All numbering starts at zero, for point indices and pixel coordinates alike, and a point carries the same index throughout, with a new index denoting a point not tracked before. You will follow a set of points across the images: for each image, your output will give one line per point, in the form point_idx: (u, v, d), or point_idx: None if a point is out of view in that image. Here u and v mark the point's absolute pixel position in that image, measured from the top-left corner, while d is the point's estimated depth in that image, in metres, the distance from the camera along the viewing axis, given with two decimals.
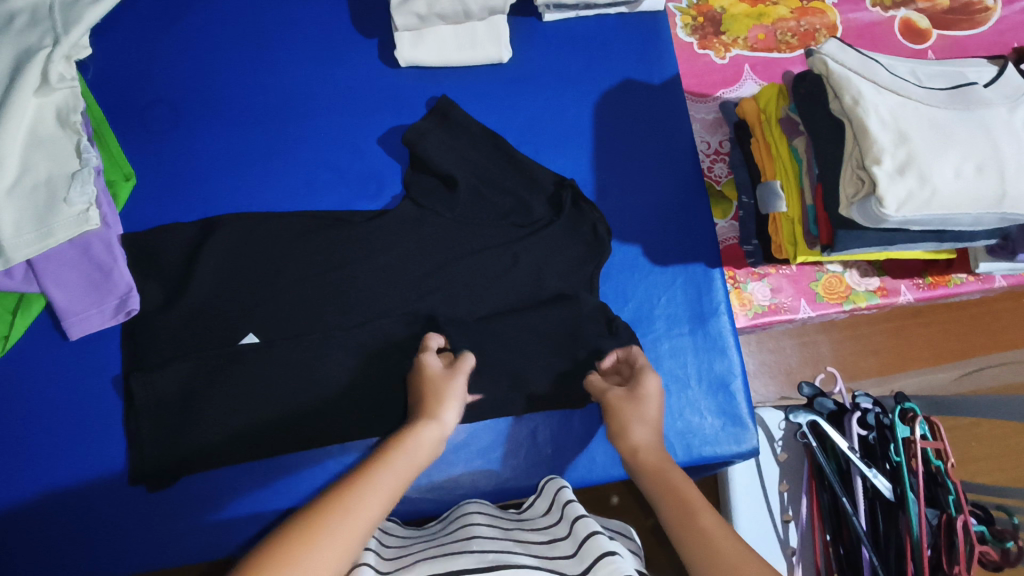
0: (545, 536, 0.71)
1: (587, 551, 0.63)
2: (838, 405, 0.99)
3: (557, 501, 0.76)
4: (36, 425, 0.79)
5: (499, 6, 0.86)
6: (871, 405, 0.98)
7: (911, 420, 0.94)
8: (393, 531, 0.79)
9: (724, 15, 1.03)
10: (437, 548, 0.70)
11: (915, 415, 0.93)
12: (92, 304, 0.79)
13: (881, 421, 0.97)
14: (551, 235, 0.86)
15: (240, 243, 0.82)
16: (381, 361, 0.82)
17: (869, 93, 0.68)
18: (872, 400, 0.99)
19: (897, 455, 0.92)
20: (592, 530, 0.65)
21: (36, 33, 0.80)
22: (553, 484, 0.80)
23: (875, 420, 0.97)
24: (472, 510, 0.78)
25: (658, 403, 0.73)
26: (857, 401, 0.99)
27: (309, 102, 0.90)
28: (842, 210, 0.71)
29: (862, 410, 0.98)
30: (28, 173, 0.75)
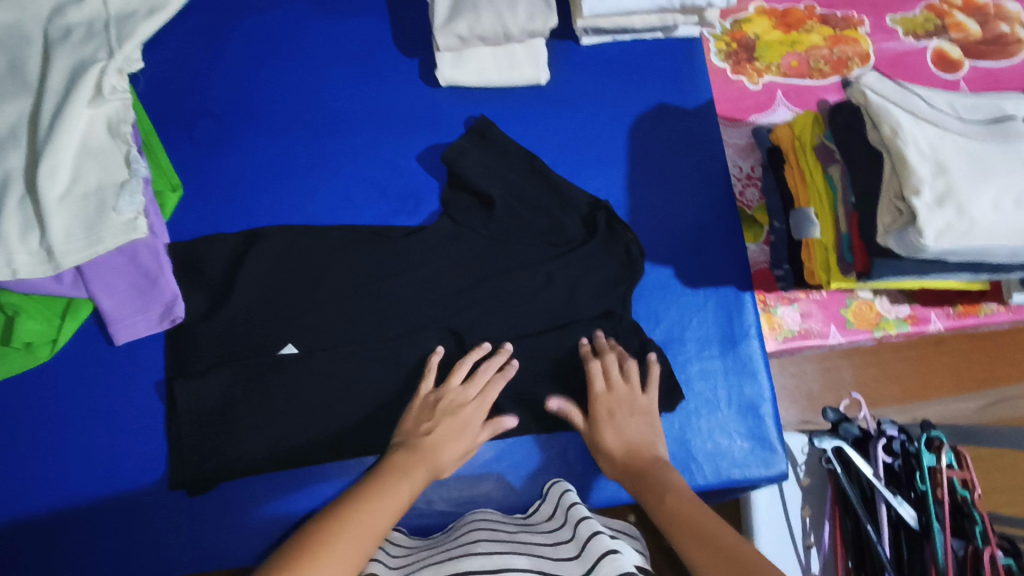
0: (549, 538, 0.72)
1: (589, 552, 0.65)
2: (863, 431, 0.98)
3: (562, 505, 0.77)
4: (78, 427, 0.81)
5: (539, 29, 0.88)
6: (896, 431, 0.98)
7: (938, 449, 0.94)
8: (401, 540, 0.80)
9: (758, 42, 1.05)
10: (442, 553, 0.72)
11: (941, 445, 0.93)
12: (139, 309, 0.82)
13: (907, 449, 0.97)
14: (581, 257, 0.88)
15: (284, 258, 0.84)
16: (416, 375, 0.84)
17: (907, 125, 0.69)
18: (897, 426, 0.98)
19: (923, 484, 0.91)
20: (593, 530, 0.68)
21: (91, 46, 0.86)
22: (556, 488, 0.81)
23: (901, 447, 0.97)
24: (477, 518, 0.79)
25: (614, 429, 0.78)
26: (882, 426, 0.98)
27: (349, 118, 0.92)
28: (879, 239, 0.71)
29: (888, 436, 0.98)
30: (80, 181, 0.80)
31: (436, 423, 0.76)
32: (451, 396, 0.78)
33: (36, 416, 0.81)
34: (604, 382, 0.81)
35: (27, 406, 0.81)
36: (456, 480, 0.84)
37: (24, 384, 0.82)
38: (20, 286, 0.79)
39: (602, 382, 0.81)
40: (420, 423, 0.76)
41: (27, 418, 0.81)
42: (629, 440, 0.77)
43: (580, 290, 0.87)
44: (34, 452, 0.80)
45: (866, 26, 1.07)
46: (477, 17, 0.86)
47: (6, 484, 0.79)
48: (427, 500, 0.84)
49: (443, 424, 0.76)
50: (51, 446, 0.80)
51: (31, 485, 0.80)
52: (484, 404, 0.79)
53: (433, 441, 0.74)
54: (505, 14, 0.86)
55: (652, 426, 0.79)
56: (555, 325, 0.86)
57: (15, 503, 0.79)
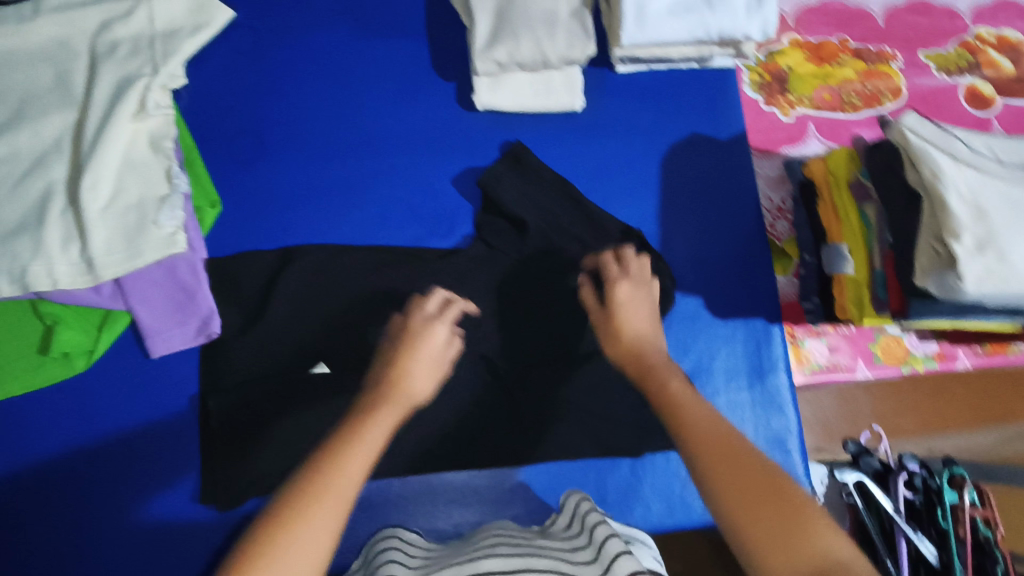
0: (567, 543, 0.71)
1: (603, 553, 0.66)
2: (884, 466, 0.96)
3: (579, 513, 0.76)
4: (116, 441, 0.83)
5: (577, 57, 0.89)
6: (918, 466, 0.96)
7: (959, 486, 0.93)
8: (417, 542, 0.79)
9: (791, 74, 1.05)
10: (461, 557, 0.72)
11: (963, 482, 0.93)
12: (175, 324, 0.83)
13: (928, 485, 0.95)
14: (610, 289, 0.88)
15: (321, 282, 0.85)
16: (445, 400, 0.84)
17: (948, 169, 0.69)
18: (918, 461, 0.97)
19: (944, 521, 0.92)
20: (609, 532, 0.68)
21: (136, 62, 0.87)
22: (572, 498, 0.79)
23: (921, 483, 0.95)
24: (493, 528, 0.79)
25: (627, 308, 0.77)
26: (903, 460, 0.96)
27: (386, 140, 0.93)
28: (916, 280, 0.72)
29: (909, 472, 0.96)
30: (122, 195, 0.81)
31: (399, 355, 0.71)
32: (410, 323, 0.75)
33: (76, 428, 0.83)
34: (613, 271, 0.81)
35: (66, 418, 0.83)
36: (485, 505, 0.85)
37: (63, 398, 0.84)
38: (60, 297, 0.81)
39: (615, 268, 0.81)
40: (384, 363, 0.72)
41: (65, 431, 0.83)
42: (634, 323, 0.76)
43: None
44: (72, 464, 0.82)
45: (899, 61, 1.08)
46: (516, 44, 0.87)
47: (45, 495, 0.81)
48: (456, 525, 0.84)
49: (409, 351, 0.71)
50: (89, 458, 0.82)
51: (69, 496, 0.81)
52: (446, 318, 0.76)
53: (397, 372, 0.69)
54: (544, 41, 0.88)
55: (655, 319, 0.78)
56: (583, 354, 0.86)
57: (51, 514, 0.81)
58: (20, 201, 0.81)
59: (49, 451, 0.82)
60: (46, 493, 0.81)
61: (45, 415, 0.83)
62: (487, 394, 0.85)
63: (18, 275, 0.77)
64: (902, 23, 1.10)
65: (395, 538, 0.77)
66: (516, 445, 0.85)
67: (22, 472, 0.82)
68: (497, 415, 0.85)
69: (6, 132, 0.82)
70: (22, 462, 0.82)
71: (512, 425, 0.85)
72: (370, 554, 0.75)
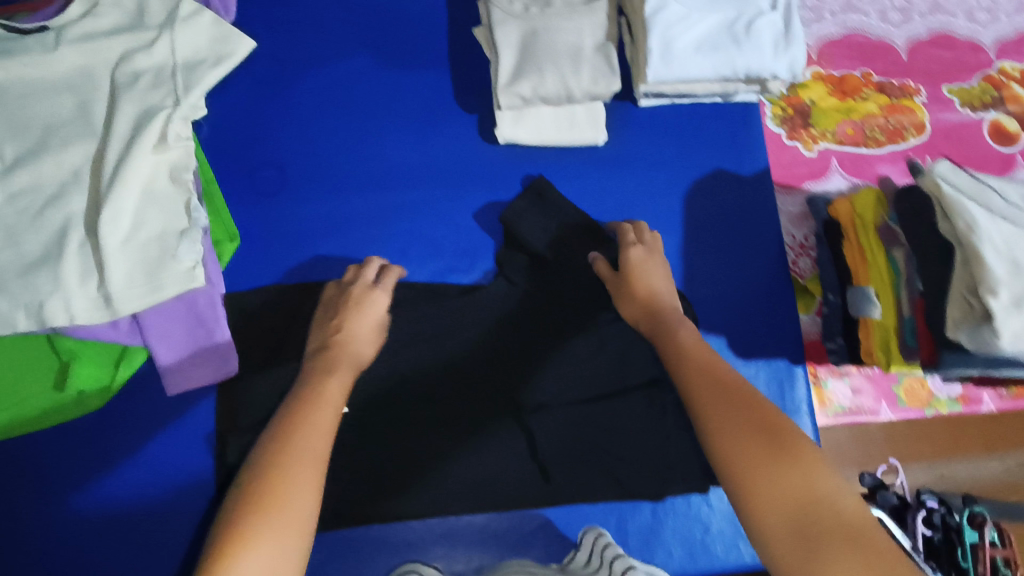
0: None
1: None
2: (902, 501, 0.89)
3: (598, 550, 0.79)
4: (139, 479, 0.84)
5: (602, 93, 0.88)
6: (936, 503, 0.90)
7: (980, 526, 0.87)
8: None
9: (813, 109, 1.04)
10: None
11: (984, 521, 0.87)
12: (193, 361, 0.83)
13: (946, 523, 0.89)
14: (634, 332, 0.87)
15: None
16: (465, 439, 0.83)
17: (984, 221, 0.68)
18: (936, 497, 0.91)
19: (965, 561, 0.86)
20: None
21: (158, 94, 0.86)
22: (592, 535, 0.82)
23: (941, 520, 0.89)
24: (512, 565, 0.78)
25: (642, 272, 0.83)
26: (923, 497, 0.90)
27: (407, 173, 0.92)
28: (948, 332, 0.71)
29: (928, 508, 0.89)
30: (142, 228, 0.80)
31: (341, 316, 0.80)
32: (350, 290, 0.82)
33: (100, 465, 0.84)
34: (635, 237, 0.87)
35: (90, 456, 0.84)
36: (508, 549, 0.84)
37: (88, 435, 0.85)
38: (76, 331, 0.79)
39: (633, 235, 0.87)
40: (327, 325, 0.80)
41: (90, 468, 0.84)
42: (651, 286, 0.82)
43: (633, 358, 0.87)
44: (96, 501, 0.83)
45: (923, 95, 1.07)
46: (540, 79, 0.86)
47: (70, 530, 0.82)
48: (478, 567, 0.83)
49: (352, 314, 0.80)
50: (114, 495, 0.83)
51: (92, 535, 0.82)
52: (387, 288, 0.83)
53: (343, 335, 0.78)
54: (569, 76, 0.87)
55: (667, 280, 0.84)
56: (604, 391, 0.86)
57: (75, 551, 0.82)
58: (39, 233, 0.80)
59: (74, 488, 0.83)
60: (69, 532, 0.82)
61: (71, 452, 0.84)
62: (508, 435, 0.84)
63: (36, 310, 0.76)
64: (925, 57, 1.09)
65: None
66: (536, 486, 0.84)
67: (48, 507, 0.83)
68: (519, 456, 0.84)
69: (26, 164, 0.81)
70: (47, 500, 0.83)
71: (531, 466, 0.84)
72: None
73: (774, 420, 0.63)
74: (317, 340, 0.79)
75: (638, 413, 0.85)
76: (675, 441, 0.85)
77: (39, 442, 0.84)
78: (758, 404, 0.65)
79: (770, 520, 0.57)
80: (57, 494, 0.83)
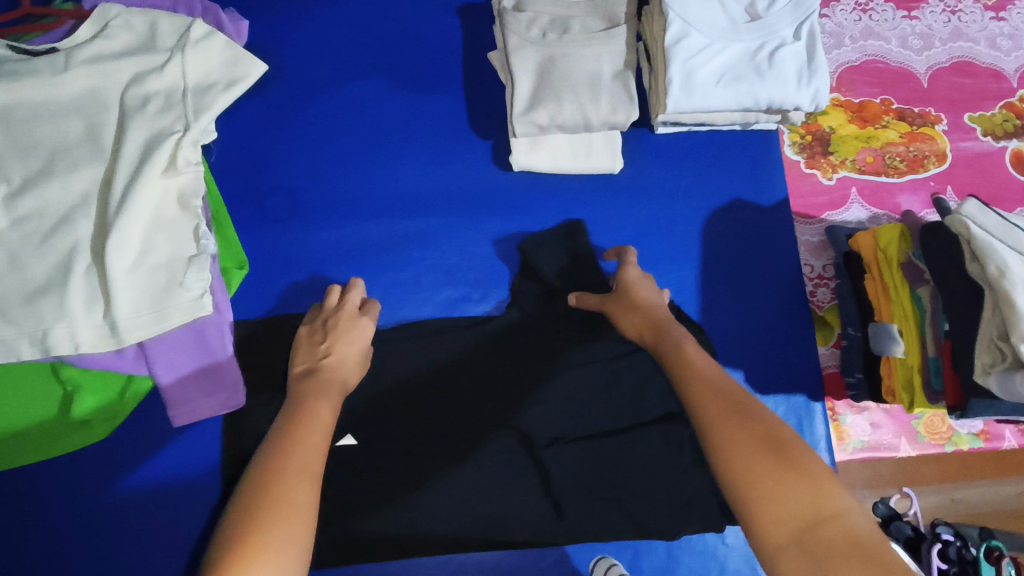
0: None
1: None
2: (915, 533, 0.87)
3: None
4: (144, 514, 0.83)
5: (620, 122, 0.87)
6: (952, 536, 0.87)
7: (998, 560, 0.84)
8: None
9: (833, 136, 1.02)
10: None
11: (1002, 555, 0.84)
12: (200, 391, 0.81)
13: (963, 557, 0.86)
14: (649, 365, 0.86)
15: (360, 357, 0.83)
16: (475, 473, 0.81)
17: (1015, 266, 0.67)
18: (953, 531, 0.88)
19: None
20: None
21: (168, 118, 0.84)
22: (604, 564, 0.81)
23: (957, 554, 0.86)
24: None
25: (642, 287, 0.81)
26: (938, 530, 0.88)
27: (420, 200, 0.90)
28: (976, 376, 0.69)
29: (943, 540, 0.86)
30: (149, 254, 0.79)
31: (327, 337, 0.78)
32: (337, 312, 0.80)
33: (104, 499, 0.83)
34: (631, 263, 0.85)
35: (96, 487, 0.83)
36: None
37: (94, 465, 0.84)
38: (80, 361, 0.77)
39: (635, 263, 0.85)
40: (315, 346, 0.78)
41: (94, 501, 0.83)
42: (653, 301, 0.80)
43: (648, 390, 0.85)
44: (100, 538, 0.82)
45: (944, 123, 1.05)
46: (558, 107, 0.85)
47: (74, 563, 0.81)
48: None
49: (338, 336, 0.78)
50: (120, 526, 0.82)
51: (98, 567, 0.81)
52: (371, 313, 0.81)
53: (329, 358, 0.76)
54: (587, 105, 0.85)
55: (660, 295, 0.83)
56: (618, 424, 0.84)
57: None
58: (44, 259, 0.78)
59: (76, 522, 0.82)
60: (73, 567, 0.81)
61: (76, 482, 0.83)
62: (519, 468, 0.82)
63: (39, 338, 0.75)
64: (946, 84, 1.07)
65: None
66: (549, 523, 0.82)
67: (53, 538, 0.81)
68: (531, 490, 0.82)
69: (31, 188, 0.80)
70: (50, 534, 0.81)
71: (544, 502, 0.82)
72: None
73: (775, 428, 0.60)
74: (303, 363, 0.76)
75: (652, 447, 0.84)
76: (690, 477, 0.83)
77: (42, 473, 0.83)
78: (755, 413, 0.62)
79: (778, 539, 0.53)
80: (60, 528, 0.82)
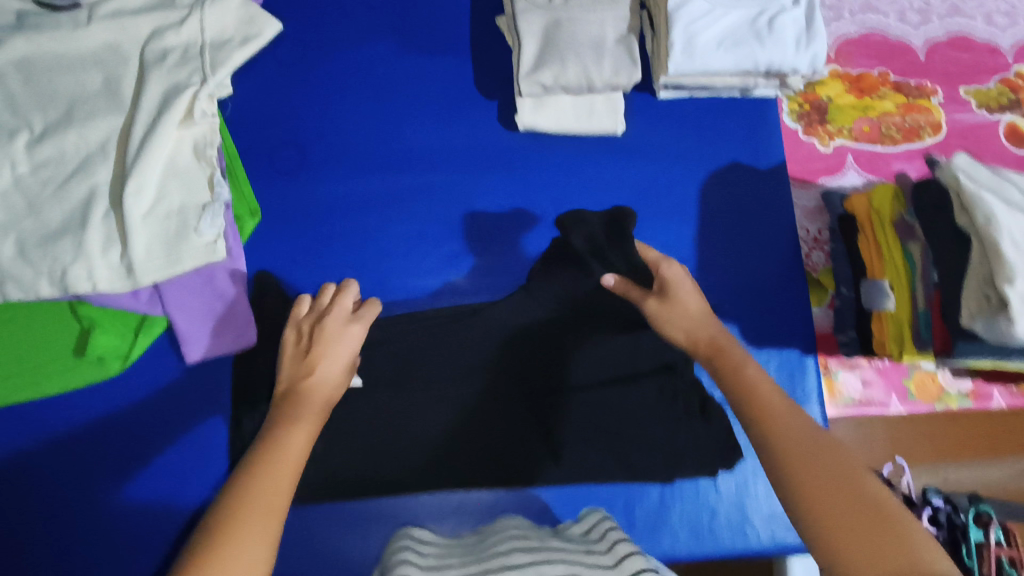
0: (583, 547, 0.70)
1: (626, 566, 0.63)
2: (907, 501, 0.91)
3: (599, 527, 0.75)
4: (143, 448, 0.83)
5: (622, 83, 0.89)
6: (942, 502, 0.91)
7: (986, 525, 0.88)
8: (432, 540, 0.78)
9: (830, 105, 1.05)
10: (476, 556, 0.69)
11: (989, 520, 0.88)
12: (210, 331, 0.84)
13: (952, 521, 0.90)
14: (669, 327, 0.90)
15: (386, 330, 0.87)
16: (474, 419, 0.85)
17: (1003, 215, 0.68)
18: (942, 496, 0.92)
19: (970, 560, 0.87)
20: (632, 550, 0.65)
21: (185, 71, 0.87)
22: (595, 514, 0.79)
23: (946, 518, 0.90)
24: (509, 526, 0.77)
25: (683, 287, 0.78)
26: (928, 496, 0.92)
27: (427, 157, 0.93)
28: (963, 321, 0.71)
29: (933, 507, 0.91)
30: (164, 201, 0.82)
31: (313, 349, 0.76)
32: (325, 317, 0.79)
33: (102, 435, 0.83)
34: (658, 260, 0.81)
35: (95, 423, 0.83)
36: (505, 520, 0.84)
37: (93, 401, 0.84)
38: (97, 300, 0.80)
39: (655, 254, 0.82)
40: (300, 359, 0.76)
41: (93, 435, 0.83)
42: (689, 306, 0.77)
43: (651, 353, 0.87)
44: (100, 473, 0.82)
45: (939, 96, 1.07)
46: (562, 68, 0.87)
47: (75, 493, 0.82)
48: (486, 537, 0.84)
49: (325, 346, 0.76)
50: (120, 460, 0.83)
51: (98, 498, 0.82)
52: (364, 318, 0.80)
53: (313, 373, 0.74)
54: (590, 66, 0.88)
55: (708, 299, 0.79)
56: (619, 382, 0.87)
57: (79, 514, 0.81)
58: (63, 203, 0.81)
59: (78, 459, 0.83)
60: (72, 501, 0.82)
61: (76, 417, 0.83)
62: (518, 416, 0.85)
63: (58, 277, 0.78)
64: (942, 58, 1.09)
65: (409, 539, 0.75)
66: (545, 465, 0.85)
67: (52, 469, 0.82)
68: (529, 436, 0.85)
69: (51, 136, 0.83)
70: (52, 469, 0.82)
71: (542, 447, 0.85)
72: (385, 554, 0.73)
73: (859, 476, 0.57)
74: (288, 379, 0.74)
75: (650, 400, 0.86)
76: (687, 427, 0.86)
77: (43, 408, 0.83)
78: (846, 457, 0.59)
79: None
80: (62, 464, 0.82)
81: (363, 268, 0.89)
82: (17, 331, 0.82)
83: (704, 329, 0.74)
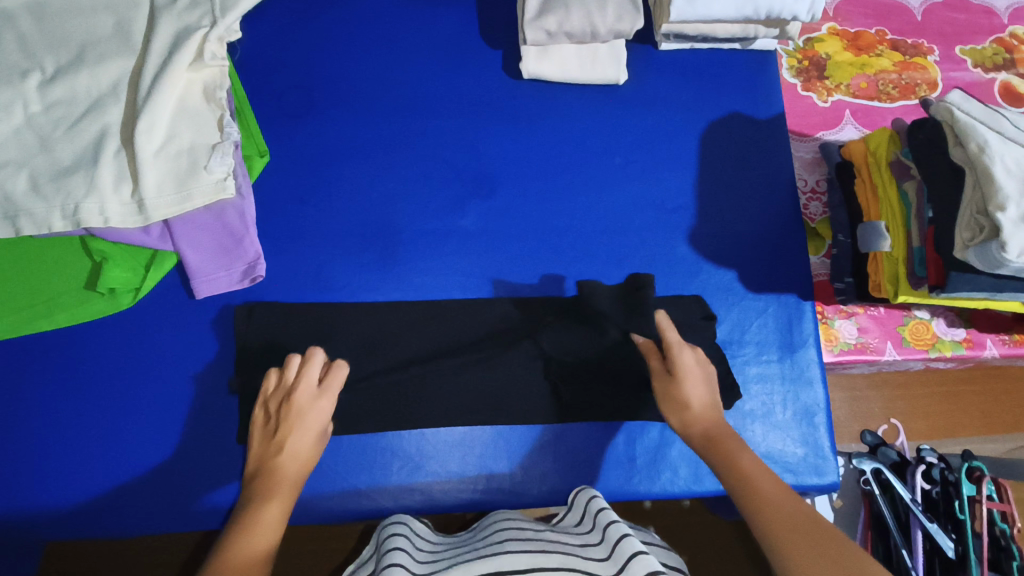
0: (577, 539, 0.73)
1: (619, 553, 0.67)
2: (900, 457, 1.09)
3: (590, 510, 0.76)
4: (151, 380, 0.85)
5: (625, 30, 0.90)
6: (936, 459, 1.06)
7: (978, 480, 1.03)
8: (425, 534, 0.80)
9: (828, 62, 1.07)
10: (472, 552, 0.72)
11: (981, 476, 1.03)
12: (222, 267, 0.86)
13: (946, 477, 1.05)
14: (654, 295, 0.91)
15: (392, 275, 0.89)
16: (485, 366, 0.87)
17: (995, 143, 0.70)
18: (936, 455, 1.07)
19: (961, 512, 1.01)
20: (623, 532, 0.69)
21: (196, 14, 0.85)
22: (582, 496, 0.79)
23: (940, 475, 1.05)
24: (501, 518, 0.80)
25: (698, 379, 0.78)
26: (923, 454, 1.07)
27: (433, 104, 0.95)
28: (957, 252, 0.73)
29: (928, 464, 1.06)
30: (173, 141, 0.80)
31: (281, 428, 0.75)
32: (292, 394, 0.77)
33: (111, 366, 0.85)
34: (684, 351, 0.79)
35: (105, 354, 0.85)
36: (506, 458, 0.86)
37: (103, 333, 0.86)
38: (108, 234, 0.80)
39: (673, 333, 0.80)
40: (269, 438, 0.75)
41: (101, 366, 0.85)
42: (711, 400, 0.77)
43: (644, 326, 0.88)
44: (108, 404, 0.83)
45: (935, 54, 1.09)
46: (566, 15, 0.88)
47: (81, 421, 0.83)
48: (490, 471, 0.85)
49: (293, 428, 0.75)
50: (128, 390, 0.84)
51: (104, 427, 0.83)
52: (331, 390, 0.78)
53: (281, 452, 0.74)
54: (594, 14, 0.88)
55: (715, 387, 0.79)
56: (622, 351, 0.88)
57: (83, 442, 0.82)
58: (76, 141, 0.79)
59: (87, 389, 0.84)
60: (79, 429, 0.82)
61: (86, 348, 0.85)
62: (522, 368, 0.87)
63: (71, 212, 0.77)
64: (939, 18, 1.11)
65: (404, 525, 0.77)
66: (549, 404, 0.87)
67: (61, 398, 0.83)
68: (534, 378, 0.87)
69: (63, 76, 0.81)
70: (60, 399, 0.83)
71: (545, 387, 0.87)
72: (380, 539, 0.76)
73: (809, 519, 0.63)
74: (257, 458, 0.75)
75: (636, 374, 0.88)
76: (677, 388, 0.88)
77: (53, 338, 0.85)
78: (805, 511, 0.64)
79: None
80: (71, 394, 0.83)
81: (368, 212, 0.91)
82: (32, 262, 0.83)
83: (701, 424, 0.75)
